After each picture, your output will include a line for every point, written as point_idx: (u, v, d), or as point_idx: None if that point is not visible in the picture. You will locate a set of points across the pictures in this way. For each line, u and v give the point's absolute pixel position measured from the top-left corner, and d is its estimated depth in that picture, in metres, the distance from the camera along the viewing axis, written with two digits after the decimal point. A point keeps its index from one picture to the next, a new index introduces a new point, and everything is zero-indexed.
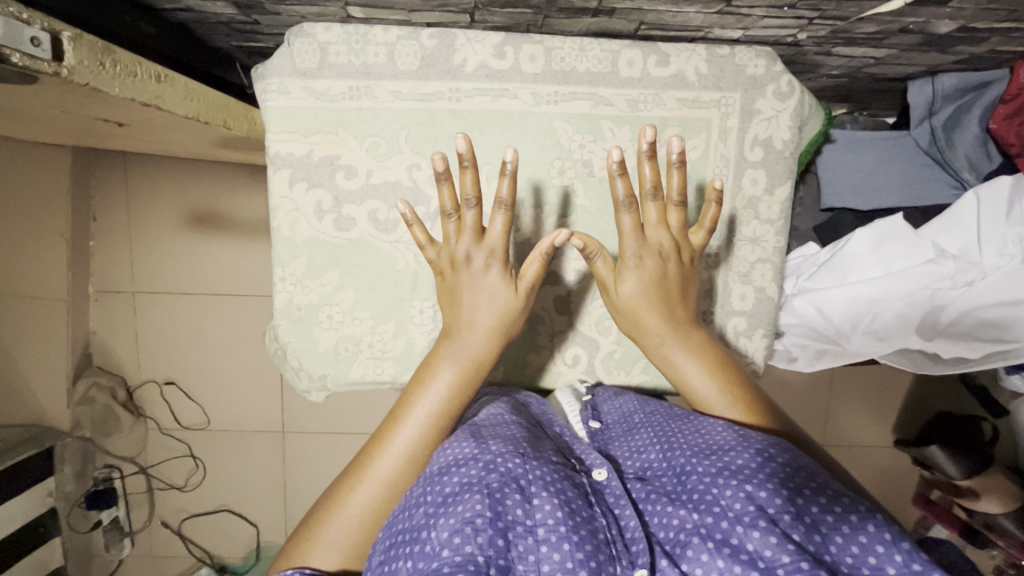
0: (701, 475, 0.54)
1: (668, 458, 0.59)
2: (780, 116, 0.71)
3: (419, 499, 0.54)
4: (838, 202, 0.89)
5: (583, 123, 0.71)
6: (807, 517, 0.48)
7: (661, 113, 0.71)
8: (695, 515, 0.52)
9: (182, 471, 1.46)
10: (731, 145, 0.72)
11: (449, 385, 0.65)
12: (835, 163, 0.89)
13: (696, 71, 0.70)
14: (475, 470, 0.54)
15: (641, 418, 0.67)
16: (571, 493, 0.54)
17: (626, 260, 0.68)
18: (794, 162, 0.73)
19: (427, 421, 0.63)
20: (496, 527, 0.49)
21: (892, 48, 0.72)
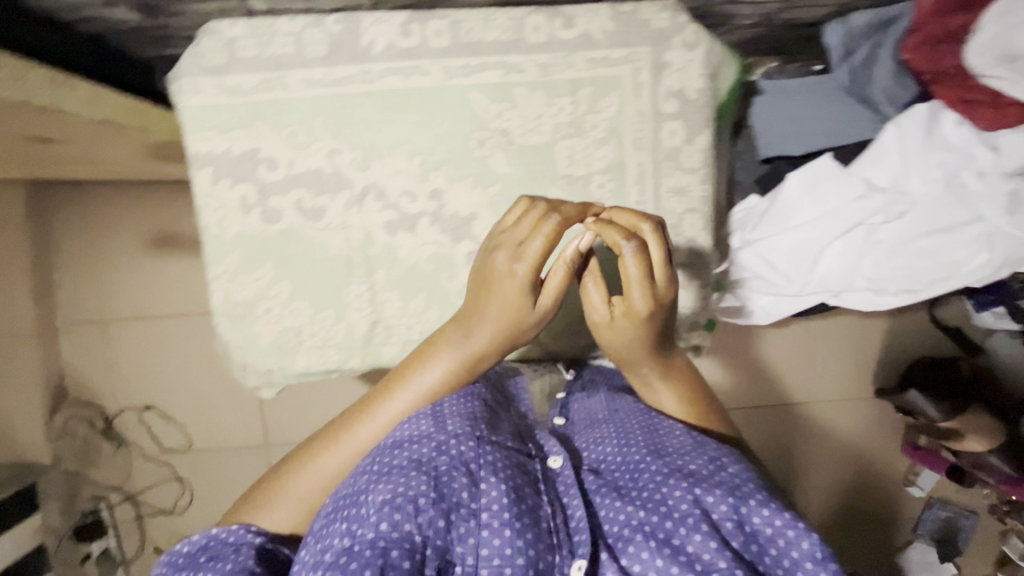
0: (654, 473, 0.55)
1: (625, 453, 0.59)
2: (691, 66, 0.72)
3: (363, 467, 0.55)
4: (773, 151, 0.90)
5: (497, 93, 0.71)
6: (747, 527, 0.51)
7: (573, 74, 0.71)
8: (646, 512, 0.53)
9: (169, 496, 1.44)
10: (646, 99, 0.72)
11: (445, 369, 0.64)
12: (765, 113, 0.90)
13: (602, 30, 0.71)
14: (426, 451, 0.54)
15: (606, 415, 0.66)
16: (518, 475, 0.55)
17: (627, 305, 0.63)
18: (711, 109, 0.73)
19: (413, 400, 0.63)
20: (437, 507, 0.50)
21: None
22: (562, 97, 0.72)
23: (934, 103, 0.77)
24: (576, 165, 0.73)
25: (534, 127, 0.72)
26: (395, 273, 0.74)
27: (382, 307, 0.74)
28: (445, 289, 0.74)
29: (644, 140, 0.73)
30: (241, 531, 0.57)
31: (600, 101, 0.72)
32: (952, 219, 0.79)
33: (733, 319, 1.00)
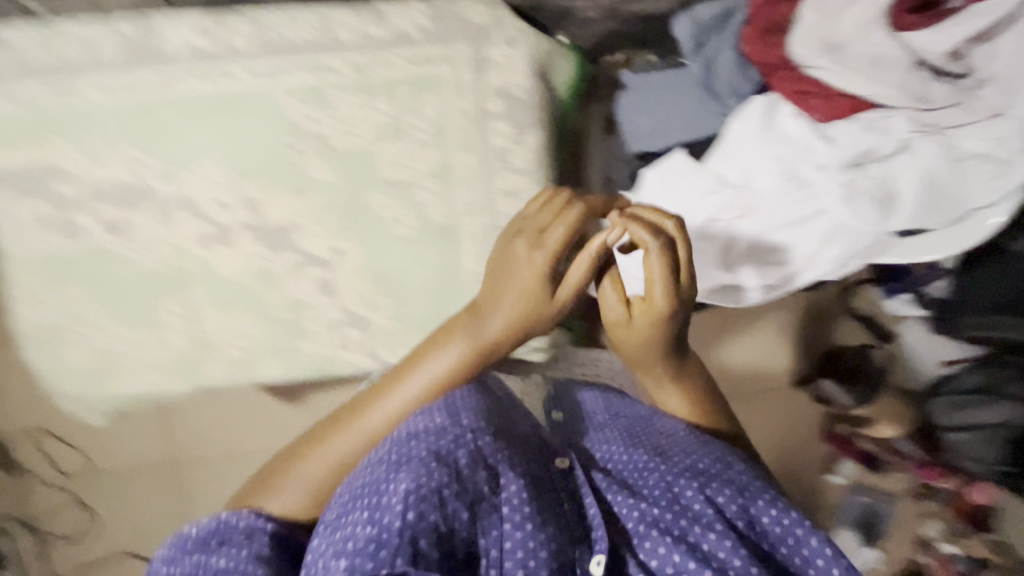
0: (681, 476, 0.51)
1: (631, 456, 0.55)
2: (514, 63, 0.69)
3: (380, 458, 0.51)
4: (638, 144, 0.87)
5: (309, 95, 0.68)
6: (757, 527, 0.49)
7: (390, 74, 0.68)
8: (658, 511, 0.49)
9: None
10: (468, 99, 0.69)
11: (455, 363, 0.58)
12: (631, 106, 0.88)
13: (416, 27, 0.67)
14: (440, 441, 0.50)
15: (605, 419, 0.62)
16: (535, 474, 0.52)
17: (648, 304, 0.60)
18: (538, 107, 0.70)
19: (429, 385, 0.58)
20: (457, 495, 0.46)
21: None
22: (380, 99, 0.68)
23: (772, 96, 0.74)
24: (398, 170, 0.70)
25: (351, 131, 0.68)
26: (215, 289, 0.70)
27: (204, 325, 0.70)
28: (271, 304, 0.71)
29: (469, 141, 0.70)
30: (255, 517, 0.52)
31: (420, 102, 0.69)
32: (803, 212, 0.77)
33: None
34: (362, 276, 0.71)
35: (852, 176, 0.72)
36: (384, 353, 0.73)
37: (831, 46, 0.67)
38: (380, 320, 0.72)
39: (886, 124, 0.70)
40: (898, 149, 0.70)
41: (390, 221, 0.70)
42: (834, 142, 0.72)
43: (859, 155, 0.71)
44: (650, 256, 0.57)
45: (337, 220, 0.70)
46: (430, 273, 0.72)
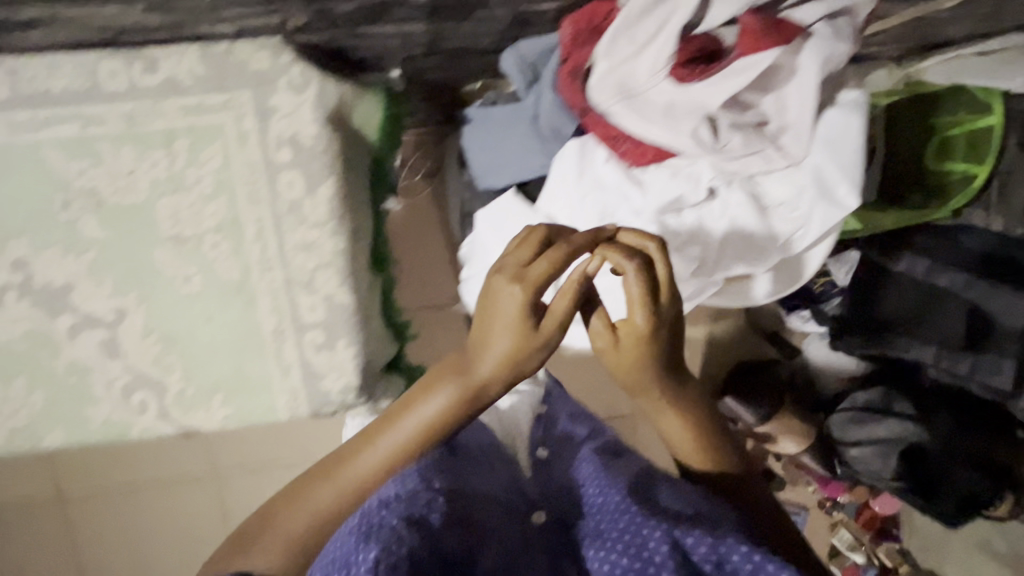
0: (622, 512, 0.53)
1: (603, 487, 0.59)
2: (301, 111, 0.65)
3: (351, 527, 0.52)
4: (480, 181, 0.88)
5: (74, 148, 0.63)
6: (725, 566, 0.48)
7: (164, 124, 0.64)
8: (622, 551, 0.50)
9: None
10: (253, 149, 0.65)
11: (436, 409, 0.56)
12: (475, 141, 0.88)
13: (192, 74, 0.63)
14: (403, 507, 0.52)
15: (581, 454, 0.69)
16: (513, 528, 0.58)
17: (629, 326, 0.53)
18: (332, 156, 0.67)
19: (405, 438, 0.57)
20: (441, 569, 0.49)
21: (413, 22, 0.67)
22: (154, 151, 0.64)
23: (585, 142, 0.71)
24: (181, 225, 0.66)
25: (126, 186, 0.64)
26: None
27: None
28: (51, 368, 0.67)
29: (259, 194, 0.66)
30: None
31: (200, 153, 0.65)
32: None
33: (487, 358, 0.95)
34: (150, 337, 0.67)
35: (666, 223, 0.70)
36: (180, 416, 0.69)
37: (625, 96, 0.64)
38: (172, 381, 0.69)
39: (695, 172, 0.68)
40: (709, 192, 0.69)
41: (175, 279, 0.66)
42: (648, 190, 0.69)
43: (669, 202, 0.69)
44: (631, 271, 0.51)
45: (117, 279, 0.66)
46: (225, 332, 0.68)
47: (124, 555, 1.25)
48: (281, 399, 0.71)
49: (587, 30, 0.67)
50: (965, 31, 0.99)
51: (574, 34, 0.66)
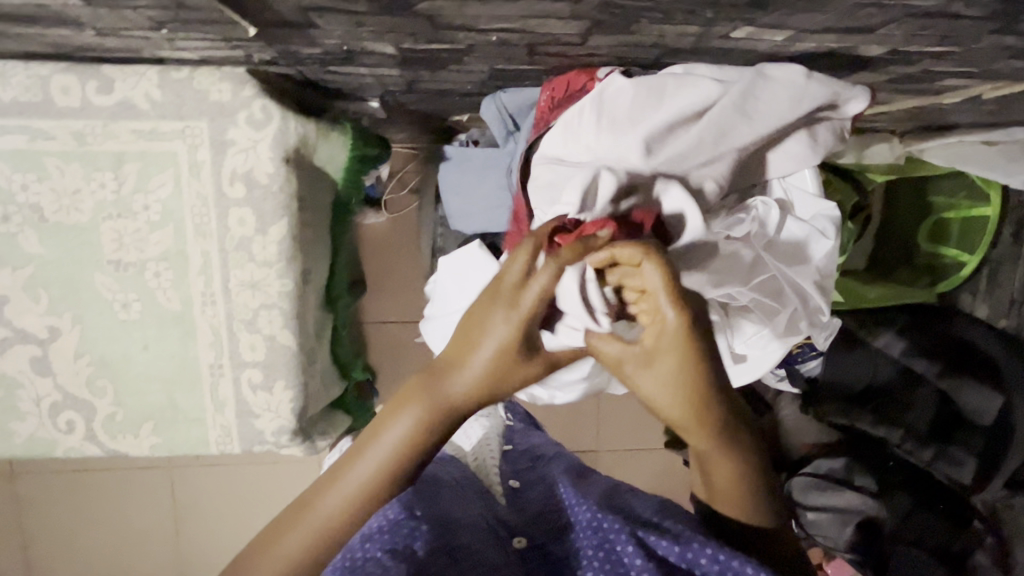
0: (609, 530, 0.59)
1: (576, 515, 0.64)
2: (258, 148, 0.63)
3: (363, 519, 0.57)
4: (458, 223, 0.88)
5: (21, 161, 0.61)
6: (684, 557, 0.55)
7: (115, 147, 0.62)
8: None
9: None
10: (206, 181, 0.63)
11: (410, 431, 0.54)
12: (450, 180, 0.86)
13: (148, 99, 0.61)
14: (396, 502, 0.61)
15: (544, 457, 0.92)
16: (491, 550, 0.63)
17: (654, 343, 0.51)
18: (287, 196, 0.65)
19: (385, 464, 0.55)
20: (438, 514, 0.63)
21: (386, 67, 0.64)
22: (102, 172, 0.62)
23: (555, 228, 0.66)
24: (123, 250, 0.64)
25: (69, 205, 0.62)
26: None
27: None
28: None
29: (207, 227, 0.64)
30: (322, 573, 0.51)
31: (150, 180, 0.63)
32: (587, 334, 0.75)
33: None
34: (84, 359, 0.66)
35: None
36: (108, 440, 0.68)
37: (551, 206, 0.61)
38: (102, 405, 0.67)
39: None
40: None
41: (114, 304, 0.65)
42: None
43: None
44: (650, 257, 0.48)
45: (53, 297, 0.64)
46: (159, 362, 0.67)
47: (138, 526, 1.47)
48: (213, 434, 0.69)
49: (563, 98, 0.63)
50: (969, 120, 0.96)
51: (549, 102, 0.64)
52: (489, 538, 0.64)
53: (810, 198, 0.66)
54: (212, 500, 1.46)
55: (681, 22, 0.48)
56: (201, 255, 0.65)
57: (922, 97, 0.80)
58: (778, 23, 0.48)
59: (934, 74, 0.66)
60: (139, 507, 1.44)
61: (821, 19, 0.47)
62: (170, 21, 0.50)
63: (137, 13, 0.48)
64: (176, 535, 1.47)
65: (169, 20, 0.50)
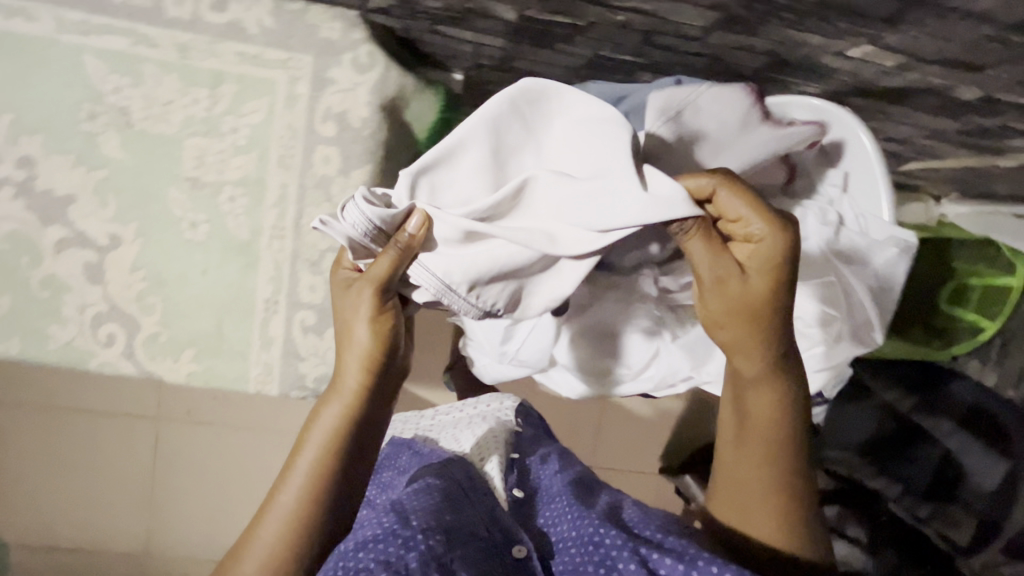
0: (610, 545, 0.60)
1: (577, 526, 0.66)
2: (357, 91, 0.63)
3: (341, 554, 0.58)
4: None
5: (118, 63, 0.60)
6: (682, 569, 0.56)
7: (216, 65, 0.62)
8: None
9: None
10: (299, 115, 0.63)
11: (335, 418, 0.61)
12: None
13: (259, 24, 0.61)
14: (386, 529, 0.60)
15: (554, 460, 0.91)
16: (489, 569, 0.63)
17: (756, 247, 0.54)
18: (376, 144, 0.65)
19: (318, 452, 0.60)
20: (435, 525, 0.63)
21: (494, 36, 0.65)
22: (198, 88, 0.62)
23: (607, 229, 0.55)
24: (203, 169, 0.63)
25: (159, 114, 0.62)
26: None
27: None
28: (23, 279, 0.63)
29: (291, 160, 0.64)
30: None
31: (244, 104, 0.63)
32: (634, 324, 0.76)
33: (475, 368, 0.91)
34: (139, 273, 0.64)
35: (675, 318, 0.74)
36: (146, 360, 0.66)
37: (435, 203, 0.55)
38: (147, 323, 0.65)
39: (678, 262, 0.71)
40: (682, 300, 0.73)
41: (182, 221, 0.64)
42: (525, 284, 0.57)
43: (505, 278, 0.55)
44: (754, 210, 0.53)
45: (121, 205, 0.63)
46: (215, 288, 0.65)
47: (110, 475, 1.42)
48: (254, 370, 0.68)
49: None
50: (1007, 191, 1.00)
51: None
52: (480, 552, 0.63)
53: (882, 222, 0.63)
54: (195, 457, 1.43)
55: (810, 30, 0.50)
56: (279, 186, 0.64)
57: (979, 156, 0.83)
58: (899, 45, 0.50)
59: (1005, 130, 0.69)
60: (120, 450, 1.41)
61: (944, 48, 0.50)
62: None
63: None
64: (152, 487, 1.43)
65: None
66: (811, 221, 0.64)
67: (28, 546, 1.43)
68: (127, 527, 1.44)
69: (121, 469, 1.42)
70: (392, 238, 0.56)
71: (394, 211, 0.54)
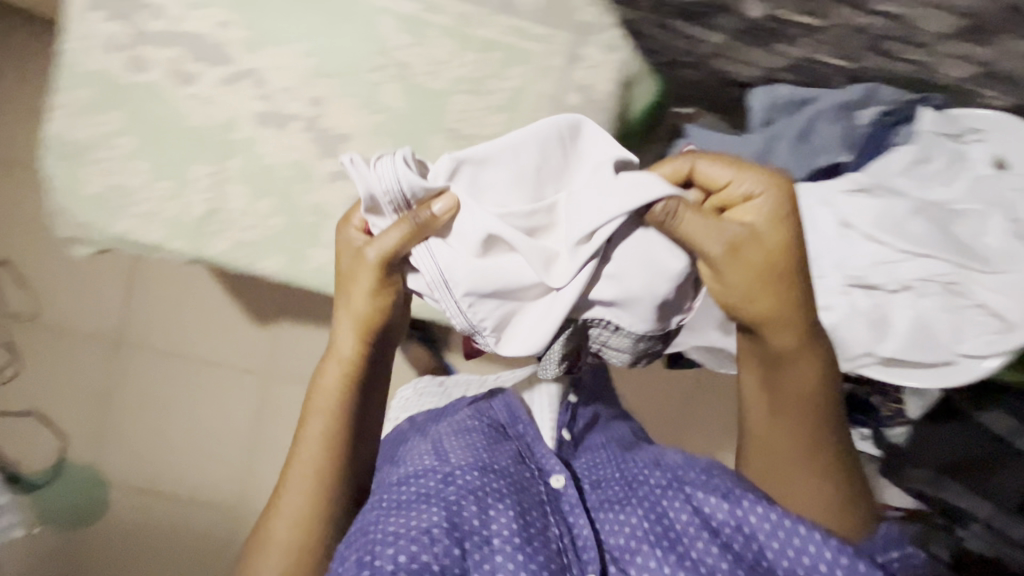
0: (654, 485, 0.71)
1: (624, 469, 0.76)
2: (604, 67, 0.72)
3: (374, 506, 0.69)
4: None
5: (408, 23, 0.69)
6: (746, 529, 0.64)
7: (489, 33, 0.70)
8: (645, 523, 0.68)
9: (62, 374, 1.46)
10: (552, 83, 0.72)
11: (333, 383, 0.77)
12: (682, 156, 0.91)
13: (531, 2, 0.70)
14: (433, 483, 0.69)
15: (628, 433, 0.92)
16: (529, 501, 0.70)
17: (749, 221, 0.63)
18: (611, 116, 0.74)
19: (325, 424, 0.77)
20: (517, 491, 0.71)
21: (722, 32, 0.74)
22: (470, 52, 0.71)
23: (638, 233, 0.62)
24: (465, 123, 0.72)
25: (436, 70, 0.71)
26: (249, 168, 0.71)
27: (225, 198, 0.71)
28: (297, 203, 0.73)
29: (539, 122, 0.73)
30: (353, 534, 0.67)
31: (507, 70, 0.72)
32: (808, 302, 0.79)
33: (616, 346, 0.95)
34: None
35: (855, 295, 0.77)
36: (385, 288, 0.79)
37: (471, 194, 0.63)
38: None
39: (852, 241, 0.76)
40: (858, 282, 0.76)
41: None
42: (517, 309, 0.65)
43: (496, 287, 0.63)
44: (742, 171, 0.62)
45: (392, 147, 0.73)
46: None
47: (215, 425, 1.50)
48: None
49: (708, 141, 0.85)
50: None
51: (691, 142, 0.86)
52: (522, 500, 0.70)
53: None
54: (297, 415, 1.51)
55: None
56: None
57: None
58: None
59: None
60: (230, 401, 1.50)
61: None
62: None
63: None
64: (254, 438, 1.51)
65: None
66: (999, 216, 0.71)
67: (127, 485, 1.49)
68: (225, 476, 1.50)
69: (227, 419, 1.50)
70: (411, 211, 0.63)
71: (429, 186, 0.62)
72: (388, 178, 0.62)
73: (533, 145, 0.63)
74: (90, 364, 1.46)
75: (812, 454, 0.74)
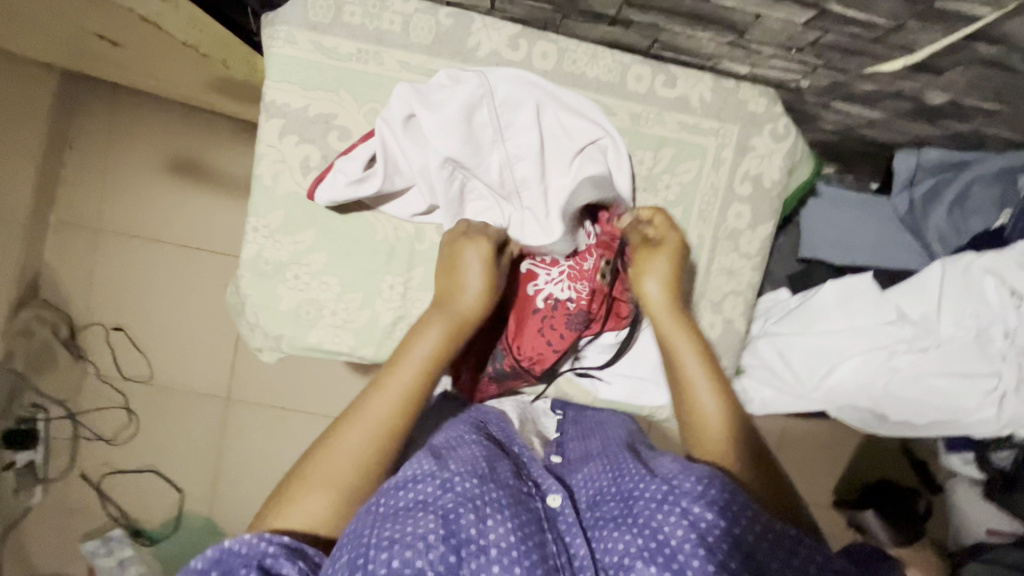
0: (649, 499, 0.48)
1: (669, 513, 0.46)
2: (773, 156, 0.73)
3: (366, 509, 0.47)
4: (816, 253, 0.90)
5: None
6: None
7: (661, 132, 0.72)
8: (641, 539, 0.46)
9: (169, 437, 1.43)
10: (722, 175, 0.73)
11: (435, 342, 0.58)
12: (820, 215, 0.91)
13: (700, 98, 0.71)
14: (428, 489, 0.47)
15: (598, 447, 0.61)
16: (525, 512, 0.47)
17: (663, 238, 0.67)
18: (780, 202, 0.75)
19: (410, 379, 0.56)
20: (521, 511, 0.47)
21: (887, 111, 0.75)
22: (645, 150, 0.72)
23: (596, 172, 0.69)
24: None
25: None
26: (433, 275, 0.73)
27: (411, 305, 0.73)
28: None
29: (710, 213, 0.73)
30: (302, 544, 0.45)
31: (679, 164, 0.72)
32: (971, 367, 0.80)
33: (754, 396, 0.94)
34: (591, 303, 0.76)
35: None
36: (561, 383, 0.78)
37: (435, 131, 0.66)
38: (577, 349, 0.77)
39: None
40: None
41: None
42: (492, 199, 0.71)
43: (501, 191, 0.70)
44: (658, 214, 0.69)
45: None
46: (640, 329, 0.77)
47: None
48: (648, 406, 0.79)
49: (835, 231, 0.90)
50: None
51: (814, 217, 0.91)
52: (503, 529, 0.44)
53: None
54: None
55: None
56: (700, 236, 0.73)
57: None
58: None
59: None
60: None
61: None
62: (824, 48, 0.62)
63: (816, 39, 0.60)
64: None
65: (827, 43, 0.61)
66: None
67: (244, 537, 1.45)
68: None
69: None
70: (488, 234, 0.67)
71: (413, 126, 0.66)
72: (390, 157, 0.67)
73: (481, 78, 0.66)
74: (200, 419, 1.43)
75: (693, 425, 0.58)
